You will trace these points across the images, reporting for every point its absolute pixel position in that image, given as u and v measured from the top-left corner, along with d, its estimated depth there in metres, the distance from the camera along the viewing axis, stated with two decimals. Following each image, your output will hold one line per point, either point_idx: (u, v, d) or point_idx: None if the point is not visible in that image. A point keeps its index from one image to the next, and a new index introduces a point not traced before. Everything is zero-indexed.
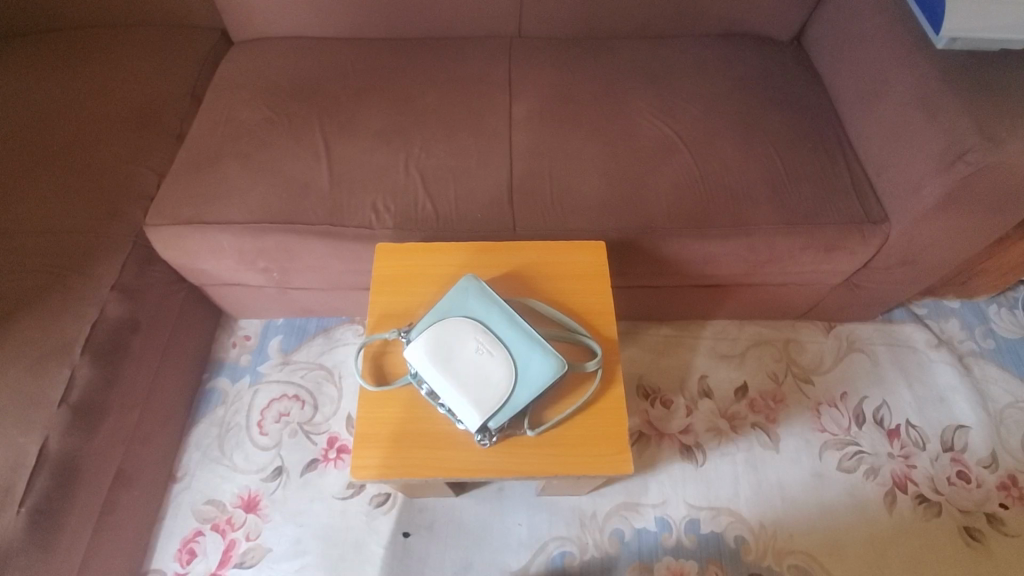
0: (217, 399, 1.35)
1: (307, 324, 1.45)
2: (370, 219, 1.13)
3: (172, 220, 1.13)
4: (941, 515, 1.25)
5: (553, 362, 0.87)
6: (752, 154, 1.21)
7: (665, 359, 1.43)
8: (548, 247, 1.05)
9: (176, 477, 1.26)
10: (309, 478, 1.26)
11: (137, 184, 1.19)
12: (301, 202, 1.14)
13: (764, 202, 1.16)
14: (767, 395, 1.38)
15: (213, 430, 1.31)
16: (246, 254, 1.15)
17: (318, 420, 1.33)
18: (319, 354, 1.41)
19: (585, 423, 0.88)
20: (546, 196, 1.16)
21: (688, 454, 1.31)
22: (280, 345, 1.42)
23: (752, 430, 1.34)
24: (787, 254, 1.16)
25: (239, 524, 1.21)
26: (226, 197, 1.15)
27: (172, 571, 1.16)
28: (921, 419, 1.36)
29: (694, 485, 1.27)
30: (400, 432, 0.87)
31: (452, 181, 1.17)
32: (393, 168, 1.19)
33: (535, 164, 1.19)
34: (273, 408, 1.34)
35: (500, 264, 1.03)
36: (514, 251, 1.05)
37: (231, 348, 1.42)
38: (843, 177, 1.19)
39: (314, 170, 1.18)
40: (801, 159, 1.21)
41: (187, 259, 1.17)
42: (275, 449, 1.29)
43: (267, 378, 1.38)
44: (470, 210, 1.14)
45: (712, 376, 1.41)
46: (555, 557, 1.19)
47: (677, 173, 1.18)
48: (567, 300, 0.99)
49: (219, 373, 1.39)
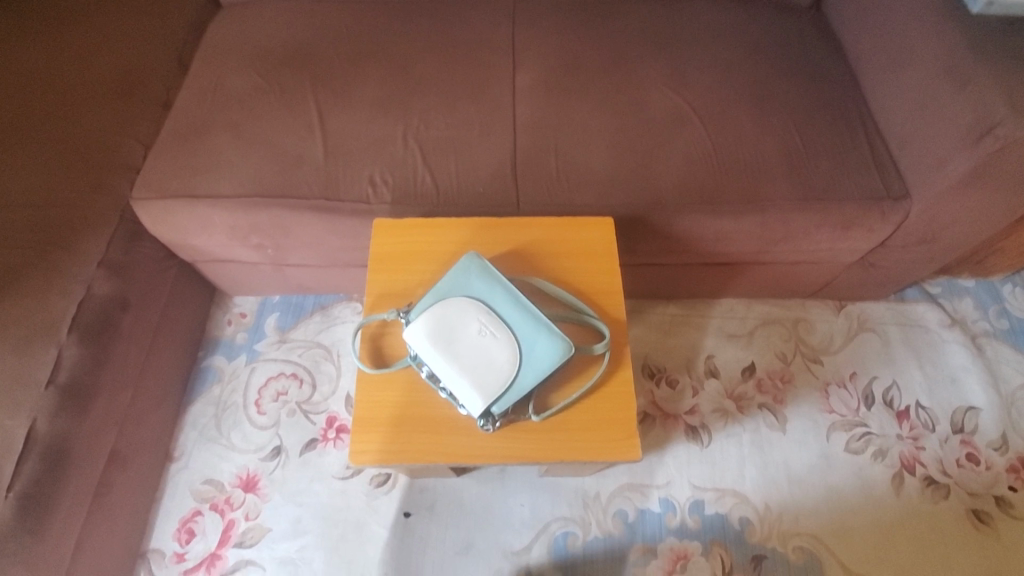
0: (213, 377, 1.33)
1: (304, 302, 1.41)
2: (367, 194, 1.08)
3: (160, 194, 1.08)
4: (948, 497, 1.23)
5: (559, 344, 0.84)
6: (768, 126, 1.15)
7: (671, 339, 1.39)
8: (553, 223, 1.00)
9: (173, 457, 1.24)
10: (308, 458, 1.24)
11: (121, 157, 1.14)
12: (295, 176, 1.09)
13: (780, 177, 1.10)
14: (775, 375, 1.36)
15: (209, 410, 1.29)
16: (238, 230, 1.10)
17: (316, 399, 1.30)
18: (317, 332, 1.37)
19: (592, 408, 0.85)
20: (551, 169, 1.10)
21: (693, 435, 1.28)
22: (277, 322, 1.39)
23: (759, 411, 1.31)
24: (803, 232, 1.12)
25: (238, 504, 1.20)
26: (216, 170, 1.09)
27: (172, 551, 1.15)
28: (931, 401, 1.33)
29: (698, 465, 1.25)
30: (399, 416, 0.84)
31: (453, 154, 1.12)
32: (391, 140, 1.13)
33: (540, 136, 1.14)
34: (271, 386, 1.32)
35: (504, 242, 0.99)
36: (520, 228, 1.00)
37: (226, 326, 1.38)
38: (863, 150, 1.13)
39: (308, 141, 1.12)
40: (819, 131, 1.15)
41: (177, 235, 1.12)
42: (273, 428, 1.27)
43: (264, 356, 1.35)
44: (471, 184, 1.09)
45: (719, 356, 1.37)
46: (558, 538, 1.18)
47: (689, 146, 1.13)
48: (573, 279, 0.95)
49: (214, 351, 1.36)
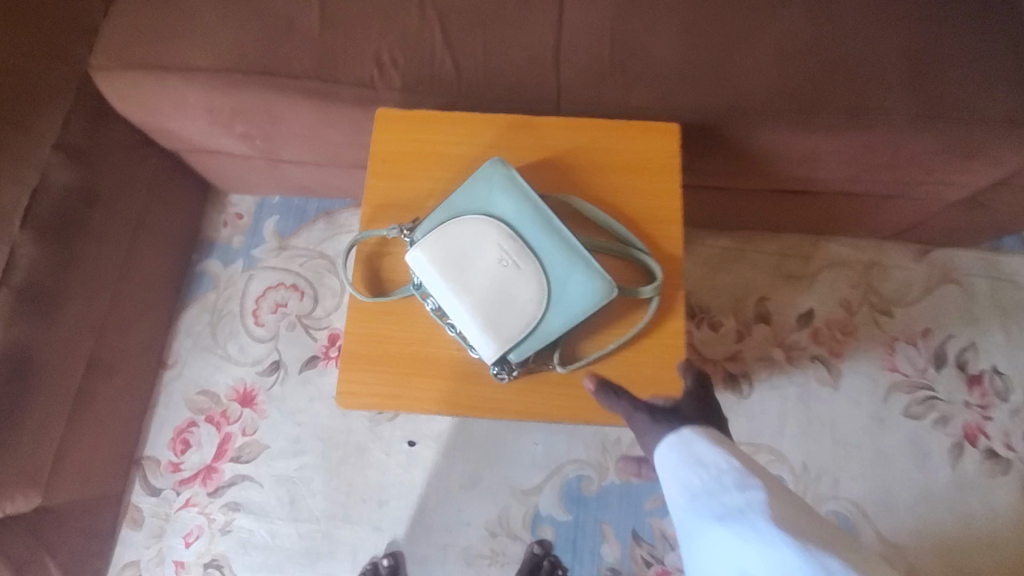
0: (208, 283, 1.21)
1: (306, 205, 1.25)
2: (372, 77, 0.87)
3: (125, 63, 0.89)
4: (1010, 474, 1.09)
5: (598, 284, 0.67)
6: (889, 14, 0.88)
7: (720, 275, 1.21)
8: (601, 127, 0.79)
9: (166, 364, 1.16)
10: (308, 376, 1.15)
11: (77, 16, 0.97)
12: (285, 49, 0.88)
13: (893, 85, 0.86)
14: (834, 325, 1.18)
15: (204, 317, 1.19)
16: (219, 113, 0.92)
17: (318, 314, 1.18)
18: (320, 240, 1.23)
19: (632, 363, 0.70)
20: (603, 58, 0.87)
21: (732, 385, 1.15)
22: (277, 226, 1.24)
23: (810, 363, 1.16)
24: (912, 157, 0.89)
25: (235, 418, 1.12)
26: (190, 36, 0.89)
27: (167, 461, 1.10)
28: (1012, 367, 1.15)
29: (734, 418, 1.13)
30: (398, 354, 0.70)
31: (481, 30, 0.89)
32: (403, 8, 0.90)
33: (592, 12, 0.89)
34: (269, 296, 1.20)
35: (537, 148, 0.79)
36: (558, 131, 0.80)
37: (222, 227, 1.24)
38: (1008, 54, 0.87)
39: (301, 4, 0.90)
40: (957, 24, 0.88)
41: (150, 116, 0.94)
42: (272, 342, 1.17)
43: (262, 264, 1.22)
44: (501, 72, 0.87)
45: (773, 299, 1.20)
46: (572, 481, 1.08)
47: (781, 37, 0.88)
48: (620, 201, 0.77)
49: (209, 254, 1.23)
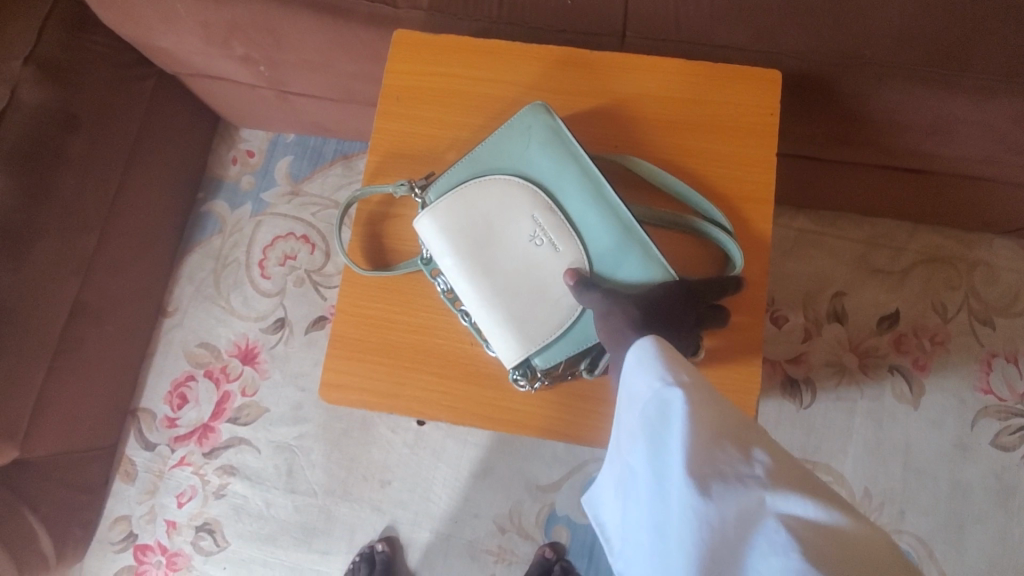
0: (214, 226, 1.10)
1: (323, 146, 1.11)
2: None
3: None
4: None
5: (653, 277, 0.55)
6: None
7: (791, 262, 1.03)
8: (676, 71, 0.62)
9: (166, 311, 1.08)
10: (314, 338, 1.05)
11: None
12: None
13: None
14: (922, 332, 1.00)
15: (207, 264, 1.09)
16: (214, 30, 0.78)
17: (329, 271, 1.07)
18: (335, 188, 1.09)
19: None
20: None
21: (791, 392, 0.99)
22: (290, 168, 1.11)
23: (888, 375, 0.99)
24: None
25: (235, 376, 1.04)
26: None
27: (163, 415, 1.03)
28: None
29: (789, 429, 0.98)
30: (400, 344, 0.59)
31: None
32: None
33: None
34: (277, 247, 1.08)
35: (592, 93, 0.63)
36: (619, 72, 0.62)
37: (230, 164, 1.12)
38: None
39: None
40: None
41: (138, 29, 0.81)
42: (277, 297, 1.07)
43: (272, 210, 1.10)
44: None
45: (853, 295, 1.01)
46: (594, 481, 0.96)
47: None
48: (690, 170, 0.61)
49: (216, 195, 1.11)
